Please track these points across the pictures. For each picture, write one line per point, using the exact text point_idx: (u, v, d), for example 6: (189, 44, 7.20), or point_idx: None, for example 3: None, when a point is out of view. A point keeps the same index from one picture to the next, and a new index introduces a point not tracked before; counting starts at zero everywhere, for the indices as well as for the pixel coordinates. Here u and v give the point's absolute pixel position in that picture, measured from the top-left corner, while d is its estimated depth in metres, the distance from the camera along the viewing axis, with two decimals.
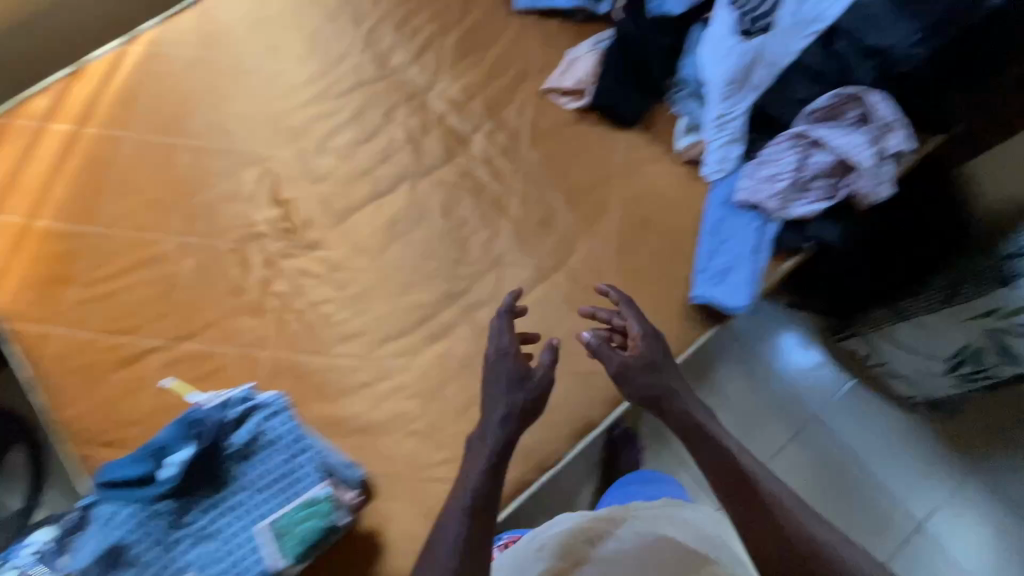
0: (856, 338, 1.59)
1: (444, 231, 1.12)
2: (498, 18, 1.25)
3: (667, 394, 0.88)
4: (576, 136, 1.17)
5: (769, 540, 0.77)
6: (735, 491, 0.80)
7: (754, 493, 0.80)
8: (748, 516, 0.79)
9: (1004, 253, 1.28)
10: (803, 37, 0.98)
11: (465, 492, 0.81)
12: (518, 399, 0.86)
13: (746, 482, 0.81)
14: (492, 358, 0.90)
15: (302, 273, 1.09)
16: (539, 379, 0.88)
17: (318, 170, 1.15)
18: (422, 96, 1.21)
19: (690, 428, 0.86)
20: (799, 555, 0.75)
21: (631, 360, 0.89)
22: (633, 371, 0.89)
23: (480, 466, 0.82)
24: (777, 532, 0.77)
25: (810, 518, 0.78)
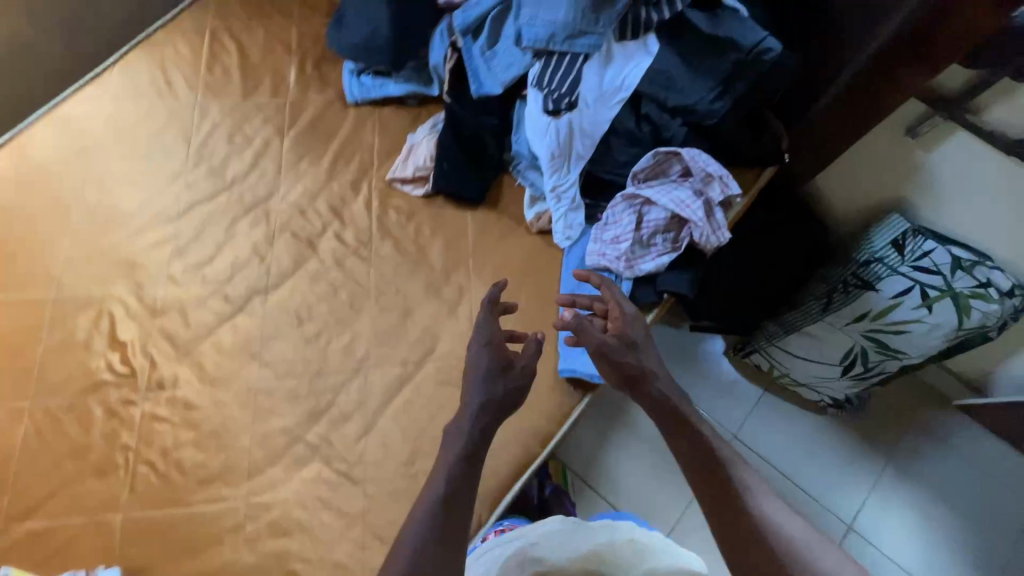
0: (758, 353, 1.63)
1: (302, 342, 1.08)
2: (333, 113, 1.24)
3: (643, 373, 0.94)
4: (427, 221, 1.16)
5: (742, 526, 0.82)
6: (712, 473, 0.86)
7: (727, 478, 0.85)
8: (723, 499, 0.84)
9: (863, 258, 1.34)
10: (611, 107, 0.99)
11: (439, 484, 0.84)
12: (500, 389, 0.92)
13: (724, 468, 0.86)
14: (476, 346, 0.95)
15: (150, 418, 1.01)
16: (517, 372, 0.94)
17: (158, 301, 1.09)
18: (265, 205, 1.18)
19: (668, 408, 0.91)
20: (764, 539, 0.81)
21: (614, 342, 0.95)
22: (614, 351, 0.94)
23: (456, 454, 0.87)
24: (747, 522, 0.82)
25: (777, 508, 0.85)
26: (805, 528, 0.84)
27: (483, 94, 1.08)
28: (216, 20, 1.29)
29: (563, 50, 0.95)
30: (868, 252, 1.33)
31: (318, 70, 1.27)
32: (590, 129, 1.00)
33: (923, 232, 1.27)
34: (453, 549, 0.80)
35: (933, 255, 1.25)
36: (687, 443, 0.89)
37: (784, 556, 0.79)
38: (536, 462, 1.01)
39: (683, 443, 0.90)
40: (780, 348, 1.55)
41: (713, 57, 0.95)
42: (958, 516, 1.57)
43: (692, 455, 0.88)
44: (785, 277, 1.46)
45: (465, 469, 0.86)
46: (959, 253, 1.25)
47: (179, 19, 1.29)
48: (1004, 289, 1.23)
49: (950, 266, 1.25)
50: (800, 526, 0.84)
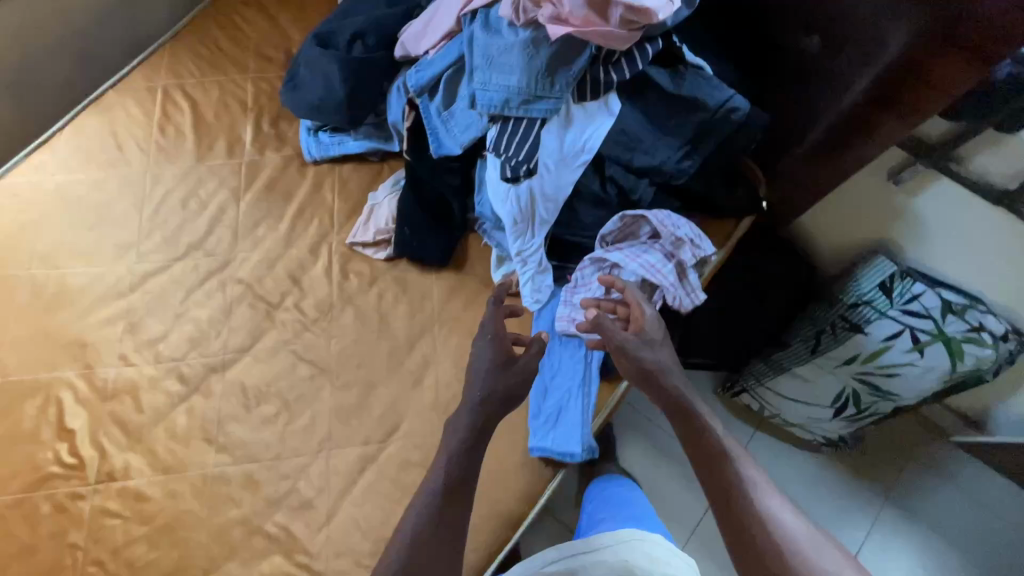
0: (748, 394, 1.56)
1: (261, 423, 1.02)
2: (291, 173, 1.19)
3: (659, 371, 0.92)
4: (389, 286, 1.10)
5: (752, 533, 0.79)
6: (722, 477, 0.84)
7: (731, 469, 0.84)
8: (733, 501, 0.82)
9: (851, 300, 1.29)
10: (574, 170, 0.93)
11: (440, 468, 0.89)
12: (501, 379, 0.94)
13: (733, 470, 0.84)
14: (482, 338, 0.98)
15: (100, 513, 0.96)
16: (519, 367, 0.95)
17: (108, 384, 1.04)
18: (220, 274, 1.13)
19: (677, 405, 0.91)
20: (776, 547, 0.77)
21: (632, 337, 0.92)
22: (630, 345, 0.92)
23: (457, 443, 0.91)
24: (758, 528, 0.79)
25: (787, 513, 0.81)
26: (818, 535, 0.79)
27: (442, 153, 1.02)
28: (167, 78, 1.24)
29: (518, 114, 0.89)
30: (855, 294, 1.28)
31: (276, 127, 1.22)
32: (553, 194, 0.94)
33: (913, 274, 1.21)
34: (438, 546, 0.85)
35: (922, 298, 1.20)
36: (695, 440, 0.88)
37: (794, 564, 0.75)
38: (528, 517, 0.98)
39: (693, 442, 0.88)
40: (770, 388, 1.49)
41: (679, 116, 0.90)
42: (961, 557, 1.51)
43: (700, 453, 0.87)
44: (768, 316, 1.43)
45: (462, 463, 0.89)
46: (950, 297, 1.18)
47: (129, 78, 1.24)
48: (997, 333, 1.17)
49: (940, 310, 1.18)
50: (812, 533, 0.79)
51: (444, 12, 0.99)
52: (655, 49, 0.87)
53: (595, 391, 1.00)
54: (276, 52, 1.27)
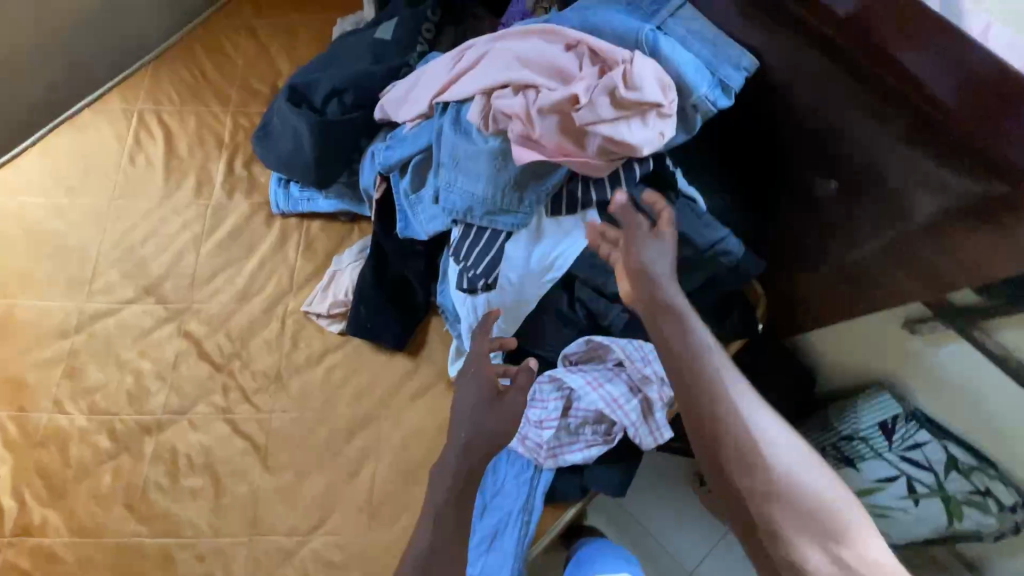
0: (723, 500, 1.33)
1: (186, 493, 0.98)
2: (258, 222, 1.12)
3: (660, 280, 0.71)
4: (340, 364, 1.03)
5: (727, 453, 0.65)
6: (698, 404, 0.66)
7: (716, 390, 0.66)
8: (711, 417, 0.66)
9: (842, 433, 1.15)
10: (541, 285, 0.82)
11: (423, 536, 0.76)
12: (495, 420, 0.79)
13: (713, 383, 0.67)
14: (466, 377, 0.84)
15: (10, 570, 0.94)
16: (508, 404, 0.80)
17: (39, 431, 1.01)
18: (171, 323, 1.07)
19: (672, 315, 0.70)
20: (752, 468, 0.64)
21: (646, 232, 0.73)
22: (634, 239, 0.73)
23: (440, 499, 0.77)
24: (735, 445, 0.65)
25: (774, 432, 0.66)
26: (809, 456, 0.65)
27: (408, 236, 0.94)
28: (146, 103, 1.19)
29: (483, 224, 0.81)
30: (851, 426, 1.13)
31: (249, 169, 1.15)
32: (514, 305, 0.84)
33: (918, 418, 1.07)
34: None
35: (925, 448, 1.06)
36: (676, 344, 0.69)
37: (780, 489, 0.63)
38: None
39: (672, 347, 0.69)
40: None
41: None
42: None
43: (677, 359, 0.69)
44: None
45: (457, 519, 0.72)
46: (955, 451, 1.04)
47: (107, 100, 1.19)
48: (1005, 504, 0.99)
49: (943, 463, 1.04)
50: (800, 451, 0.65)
51: (423, 85, 0.88)
52: (643, 171, 0.76)
53: (539, 513, 0.92)
54: (261, 85, 1.20)
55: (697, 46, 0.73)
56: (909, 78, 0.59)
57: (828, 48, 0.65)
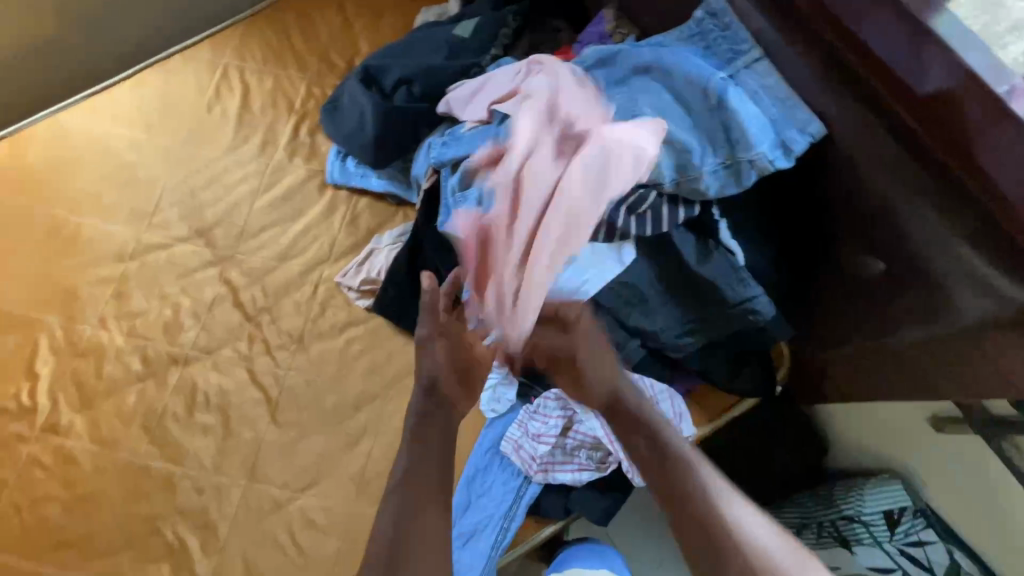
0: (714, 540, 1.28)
1: (198, 427, 1.04)
2: (311, 188, 1.17)
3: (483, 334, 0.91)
4: (360, 337, 1.08)
5: (698, 516, 0.74)
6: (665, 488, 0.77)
7: (678, 471, 0.78)
8: (672, 488, 0.77)
9: (842, 512, 1.09)
10: (562, 307, 0.83)
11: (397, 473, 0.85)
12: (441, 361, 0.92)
13: (681, 460, 0.78)
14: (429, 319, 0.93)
15: (33, 463, 1.02)
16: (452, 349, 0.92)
17: (82, 341, 1.09)
18: (216, 267, 1.14)
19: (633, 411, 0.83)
20: (714, 523, 0.73)
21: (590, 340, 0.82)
22: (567, 349, 0.84)
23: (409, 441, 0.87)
24: (704, 510, 0.74)
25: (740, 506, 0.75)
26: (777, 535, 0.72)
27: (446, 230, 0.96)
28: (232, 58, 1.26)
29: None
30: (854, 507, 1.08)
31: (312, 136, 1.21)
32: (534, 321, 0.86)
33: (927, 516, 1.02)
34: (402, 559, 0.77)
35: (928, 548, 1.00)
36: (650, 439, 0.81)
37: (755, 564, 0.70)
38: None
39: (649, 435, 0.81)
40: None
41: (692, 294, 0.79)
42: None
43: (648, 445, 0.81)
44: (761, 480, 1.20)
45: (418, 454, 0.86)
46: (960, 559, 0.98)
47: (198, 49, 1.27)
48: None
49: (944, 568, 0.98)
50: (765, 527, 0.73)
51: (486, 94, 0.91)
52: (687, 215, 0.76)
53: (519, 525, 0.94)
54: (339, 58, 1.25)
55: (767, 103, 0.72)
56: (973, 165, 0.58)
57: (901, 131, 0.64)
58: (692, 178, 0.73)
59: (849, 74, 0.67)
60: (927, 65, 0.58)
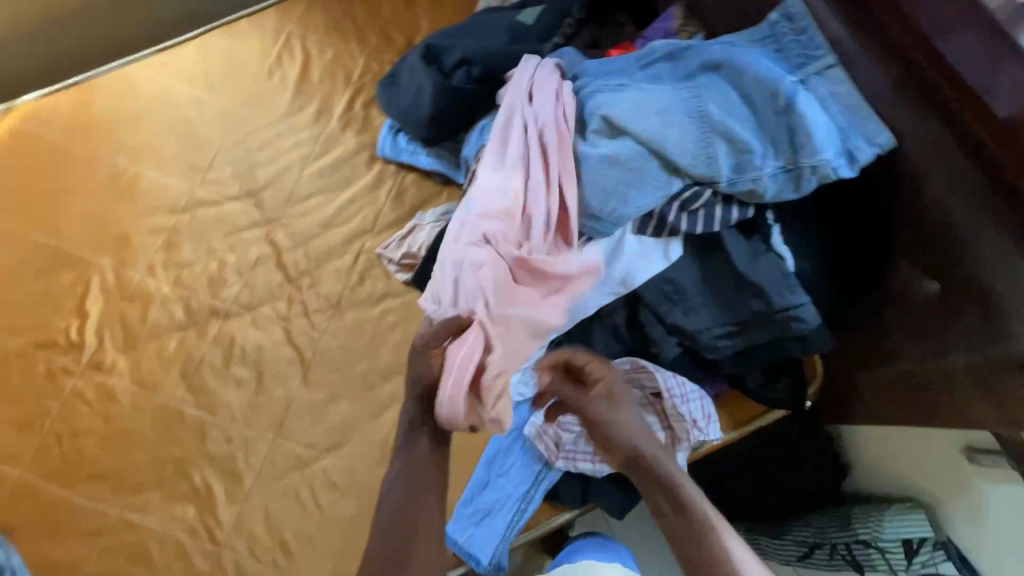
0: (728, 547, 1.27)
1: (232, 380, 1.08)
2: (361, 160, 1.19)
3: (456, 379, 0.82)
4: (395, 310, 1.10)
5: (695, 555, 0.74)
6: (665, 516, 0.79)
7: (676, 500, 0.79)
8: (671, 516, 0.79)
9: (858, 536, 1.08)
10: (603, 296, 0.84)
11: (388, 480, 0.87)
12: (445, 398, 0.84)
13: (677, 490, 0.80)
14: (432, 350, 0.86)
15: (75, 396, 1.07)
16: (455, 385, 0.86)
17: (130, 286, 1.13)
18: (264, 228, 1.17)
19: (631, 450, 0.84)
20: (710, 554, 0.73)
21: (622, 401, 0.86)
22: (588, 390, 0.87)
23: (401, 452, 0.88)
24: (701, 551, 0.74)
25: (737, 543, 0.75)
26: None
27: None
28: (296, 27, 1.29)
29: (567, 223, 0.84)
30: (870, 532, 1.06)
31: (366, 110, 1.23)
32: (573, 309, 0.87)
33: (947, 549, 0.99)
34: (410, 545, 0.81)
35: None
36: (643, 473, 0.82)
37: None
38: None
39: (642, 475, 0.83)
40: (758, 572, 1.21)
41: (736, 295, 0.79)
42: None
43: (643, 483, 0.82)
44: (776, 498, 1.20)
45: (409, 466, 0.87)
46: None
47: (265, 16, 1.30)
48: None
49: None
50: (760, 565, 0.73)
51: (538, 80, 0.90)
52: (740, 216, 0.77)
53: (535, 509, 0.96)
54: (399, 36, 1.28)
55: (836, 110, 0.71)
56: None
57: (973, 145, 0.62)
58: (750, 180, 0.73)
59: (925, 86, 0.65)
60: (1008, 78, 0.57)
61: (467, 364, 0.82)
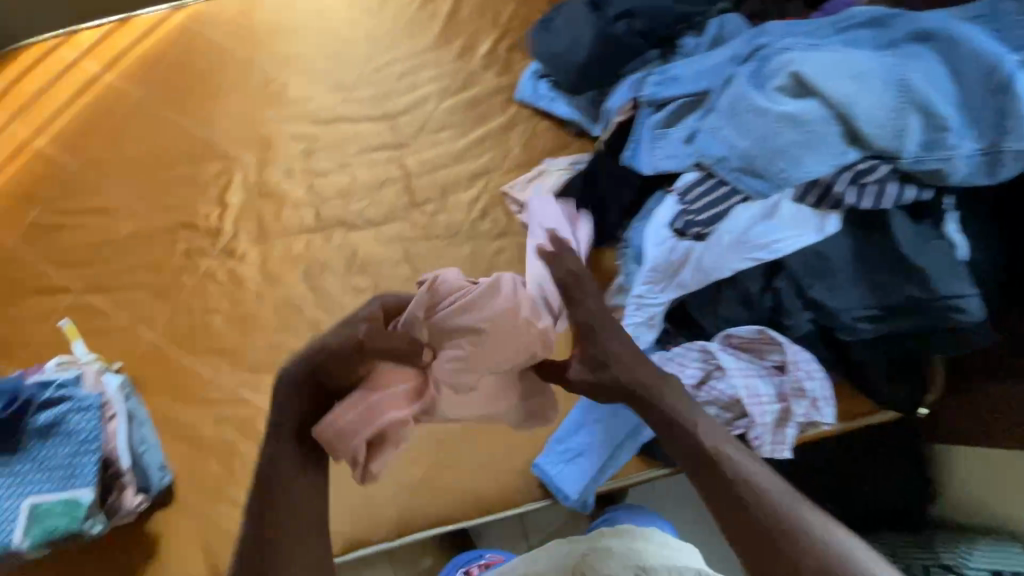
0: None
1: (349, 287, 1.13)
2: (498, 100, 1.22)
3: (360, 410, 0.72)
4: (511, 248, 1.13)
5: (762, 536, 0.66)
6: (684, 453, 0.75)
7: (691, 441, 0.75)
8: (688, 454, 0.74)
9: (943, 562, 1.01)
10: (744, 258, 0.85)
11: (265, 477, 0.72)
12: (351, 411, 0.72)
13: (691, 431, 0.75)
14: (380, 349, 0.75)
15: (208, 276, 1.15)
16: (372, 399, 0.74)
17: (268, 185, 1.20)
18: (394, 151, 1.21)
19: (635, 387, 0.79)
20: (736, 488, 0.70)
21: (609, 348, 0.81)
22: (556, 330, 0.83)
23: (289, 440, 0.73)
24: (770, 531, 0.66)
25: (766, 479, 0.71)
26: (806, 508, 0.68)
27: (632, 165, 1.00)
28: None
29: (727, 178, 0.85)
30: (955, 559, 1.01)
31: (509, 54, 1.25)
32: (708, 268, 0.87)
33: None
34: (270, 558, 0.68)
35: None
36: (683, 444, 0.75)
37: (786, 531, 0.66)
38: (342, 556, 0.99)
39: (680, 447, 0.76)
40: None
41: (892, 279, 0.78)
42: None
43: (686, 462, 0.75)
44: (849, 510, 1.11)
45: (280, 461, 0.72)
46: None
47: None
48: None
49: None
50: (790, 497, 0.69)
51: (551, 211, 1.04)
52: (916, 197, 0.77)
53: (624, 459, 0.98)
54: None
55: None
56: None
57: None
58: (940, 159, 0.74)
59: None
60: None
61: (379, 409, 0.73)
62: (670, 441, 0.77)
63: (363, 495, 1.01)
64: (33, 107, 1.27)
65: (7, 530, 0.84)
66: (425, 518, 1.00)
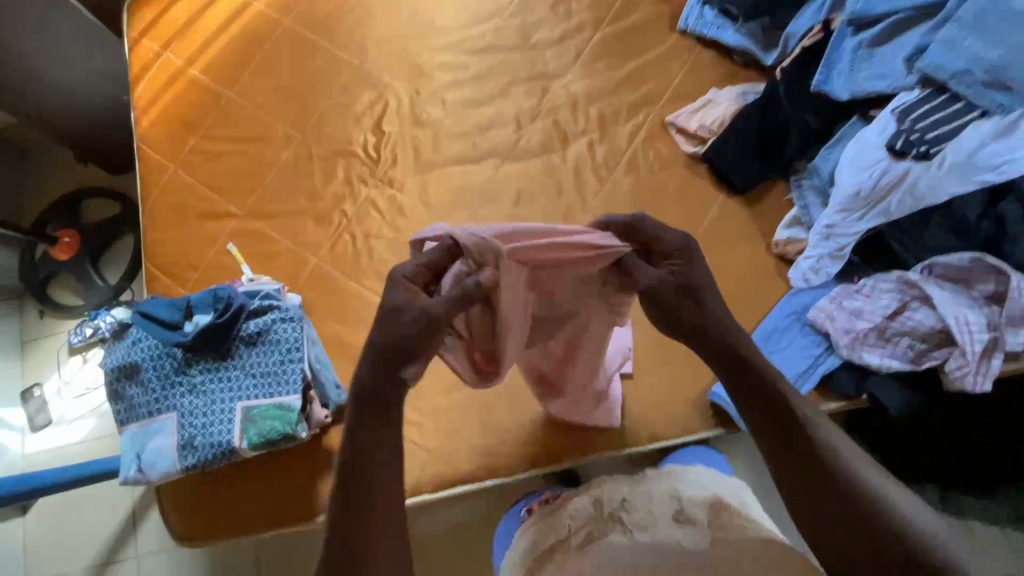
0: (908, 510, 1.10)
1: (509, 216, 1.12)
2: (657, 30, 1.19)
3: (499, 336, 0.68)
4: (676, 180, 1.11)
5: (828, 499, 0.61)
6: (766, 425, 0.65)
7: (778, 414, 0.64)
8: (771, 421, 0.65)
9: None
10: (967, 182, 0.83)
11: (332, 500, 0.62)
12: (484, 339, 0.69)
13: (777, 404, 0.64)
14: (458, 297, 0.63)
15: (370, 203, 1.16)
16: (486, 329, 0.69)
17: (423, 115, 1.20)
18: (546, 82, 1.19)
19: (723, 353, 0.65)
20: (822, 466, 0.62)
21: (699, 271, 0.65)
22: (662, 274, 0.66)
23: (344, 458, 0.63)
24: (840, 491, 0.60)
25: (857, 457, 0.63)
26: (895, 491, 0.61)
27: (824, 90, 1.01)
28: None
29: (964, 93, 0.86)
30: None
31: None
32: (922, 192, 0.87)
33: None
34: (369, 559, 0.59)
35: None
36: (759, 399, 0.65)
37: (869, 513, 0.59)
38: (418, 497, 1.01)
39: (753, 395, 0.66)
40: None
41: None
42: None
43: (756, 415, 0.66)
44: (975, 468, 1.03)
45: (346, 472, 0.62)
46: None
47: None
48: None
49: None
50: (877, 476, 0.62)
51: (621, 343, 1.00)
52: None
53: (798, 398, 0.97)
54: None
55: None
56: None
57: None
58: None
59: None
60: None
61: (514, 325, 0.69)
62: (752, 408, 0.66)
63: (536, 416, 1.04)
64: (186, 35, 1.28)
65: (225, 429, 0.89)
66: (596, 441, 1.02)
